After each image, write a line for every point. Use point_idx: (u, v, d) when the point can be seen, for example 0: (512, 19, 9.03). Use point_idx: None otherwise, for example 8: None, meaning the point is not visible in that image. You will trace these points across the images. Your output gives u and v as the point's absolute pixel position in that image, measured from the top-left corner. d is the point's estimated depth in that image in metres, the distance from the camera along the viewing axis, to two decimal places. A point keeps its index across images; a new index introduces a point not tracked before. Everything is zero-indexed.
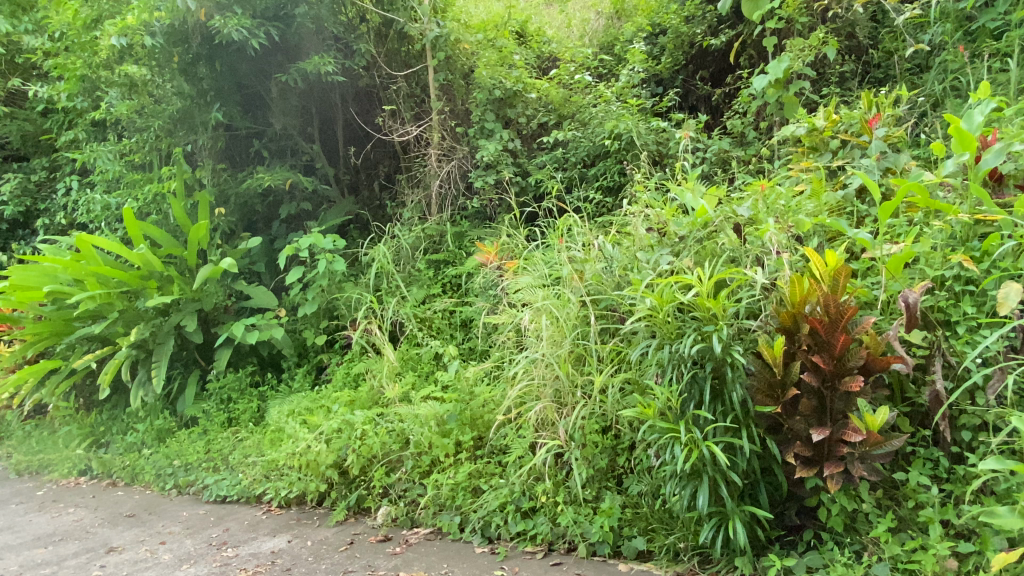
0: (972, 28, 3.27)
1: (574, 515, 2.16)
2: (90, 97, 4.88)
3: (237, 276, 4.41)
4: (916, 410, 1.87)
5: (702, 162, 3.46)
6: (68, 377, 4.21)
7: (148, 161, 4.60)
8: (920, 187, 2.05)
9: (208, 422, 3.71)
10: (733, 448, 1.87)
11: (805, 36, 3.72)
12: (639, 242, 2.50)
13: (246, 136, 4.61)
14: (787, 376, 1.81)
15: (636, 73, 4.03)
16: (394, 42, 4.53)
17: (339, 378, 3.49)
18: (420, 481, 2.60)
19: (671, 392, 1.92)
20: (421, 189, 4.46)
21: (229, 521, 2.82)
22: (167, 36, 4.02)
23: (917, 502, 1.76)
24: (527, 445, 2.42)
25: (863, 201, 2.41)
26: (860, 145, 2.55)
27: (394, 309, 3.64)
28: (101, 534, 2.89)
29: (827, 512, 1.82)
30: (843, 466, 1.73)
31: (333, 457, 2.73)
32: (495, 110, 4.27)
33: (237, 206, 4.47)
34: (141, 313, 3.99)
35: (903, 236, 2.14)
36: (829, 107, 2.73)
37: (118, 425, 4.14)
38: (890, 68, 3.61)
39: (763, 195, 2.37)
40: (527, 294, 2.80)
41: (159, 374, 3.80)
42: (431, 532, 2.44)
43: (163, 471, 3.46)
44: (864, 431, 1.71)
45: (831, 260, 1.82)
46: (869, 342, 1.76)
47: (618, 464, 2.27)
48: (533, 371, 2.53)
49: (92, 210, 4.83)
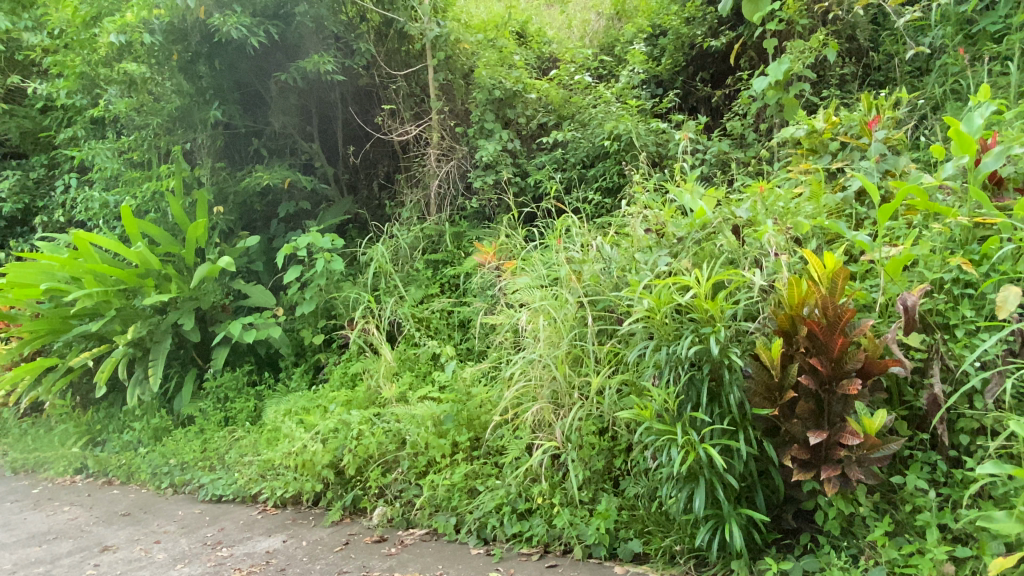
0: (972, 31, 3.24)
1: (570, 517, 2.15)
2: (88, 94, 4.87)
3: (235, 275, 4.39)
4: (914, 414, 1.86)
5: (701, 164, 3.45)
6: (64, 375, 4.20)
7: (147, 159, 4.59)
8: (920, 190, 2.04)
9: (204, 421, 3.70)
10: (730, 450, 1.86)
11: (805, 37, 3.72)
12: (638, 243, 2.49)
13: (244, 134, 4.60)
14: (784, 379, 1.80)
15: (636, 74, 4.02)
16: (394, 41, 4.52)
17: (336, 378, 3.48)
18: (416, 481, 2.59)
19: (668, 393, 1.91)
20: (420, 189, 4.45)
21: (224, 521, 2.81)
22: (167, 33, 4.01)
23: (914, 506, 1.75)
24: (523, 446, 2.40)
25: (862, 203, 2.40)
26: (860, 147, 2.55)
27: (391, 309, 3.64)
28: (96, 533, 2.88)
29: (824, 516, 1.81)
30: (841, 470, 1.72)
31: (329, 457, 2.73)
32: (494, 110, 4.27)
33: (236, 205, 4.46)
34: (138, 311, 3.98)
35: (902, 239, 2.14)
36: (829, 109, 2.73)
37: (114, 424, 4.12)
38: (891, 71, 3.61)
39: (762, 196, 2.37)
40: (525, 295, 2.79)
41: (155, 373, 3.78)
42: (426, 533, 2.43)
43: (159, 470, 3.45)
44: (861, 434, 1.69)
45: (830, 262, 1.81)
46: (866, 344, 1.75)
47: (614, 466, 2.26)
48: (531, 372, 2.53)
49: (91, 208, 4.81)
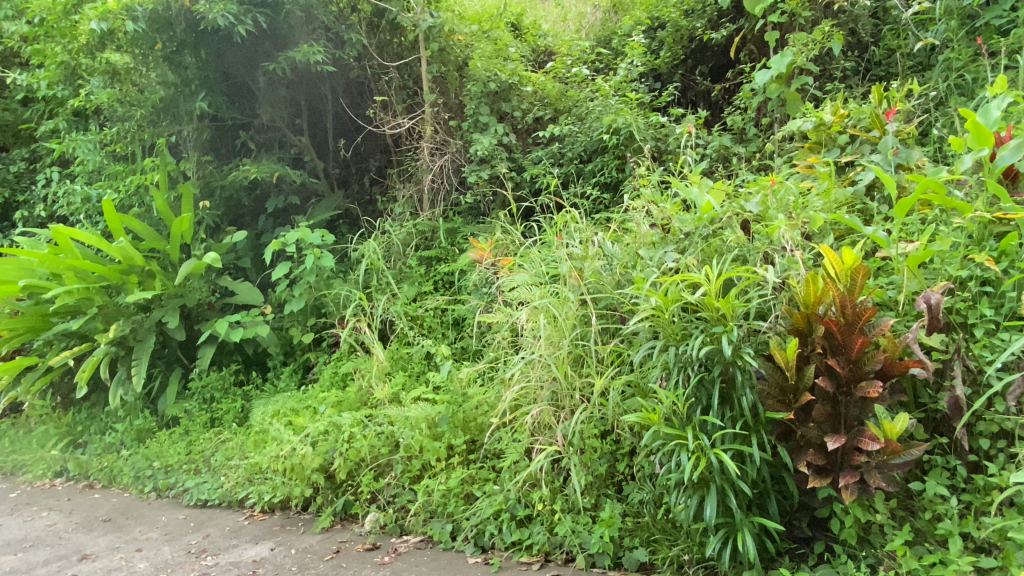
0: (975, 25, 3.18)
1: (572, 524, 2.06)
2: (70, 85, 4.71)
3: (221, 271, 4.26)
4: (931, 417, 1.79)
5: (703, 158, 3.34)
6: (44, 375, 4.04)
7: (130, 152, 4.44)
8: (938, 183, 1.96)
9: (190, 423, 3.57)
10: (743, 455, 1.77)
11: (807, 30, 3.64)
12: (641, 239, 2.39)
13: (232, 127, 4.47)
14: (799, 381, 1.72)
15: (635, 68, 3.91)
16: (386, 33, 4.40)
17: (326, 378, 3.36)
18: (410, 487, 2.49)
19: (677, 396, 1.81)
20: (412, 183, 4.33)
21: (210, 527, 2.70)
22: (150, 21, 3.85)
23: (934, 514, 1.68)
24: (522, 450, 2.31)
25: (872, 197, 2.33)
26: (870, 140, 2.48)
27: (383, 307, 3.53)
28: (75, 541, 2.75)
29: (840, 524, 1.73)
30: (859, 476, 1.65)
31: (319, 461, 2.62)
32: (489, 104, 4.16)
33: (223, 199, 4.33)
34: (121, 309, 3.83)
35: (917, 234, 2.06)
36: (838, 102, 2.68)
37: (96, 425, 3.98)
38: (892, 66, 3.53)
39: (771, 188, 2.29)
40: (523, 293, 2.69)
41: (139, 372, 3.65)
42: (421, 540, 2.33)
43: (142, 474, 3.32)
44: (881, 439, 1.62)
45: (848, 258, 1.74)
46: (886, 344, 1.67)
47: (617, 471, 2.17)
48: (530, 373, 2.42)
49: (73, 203, 4.65)
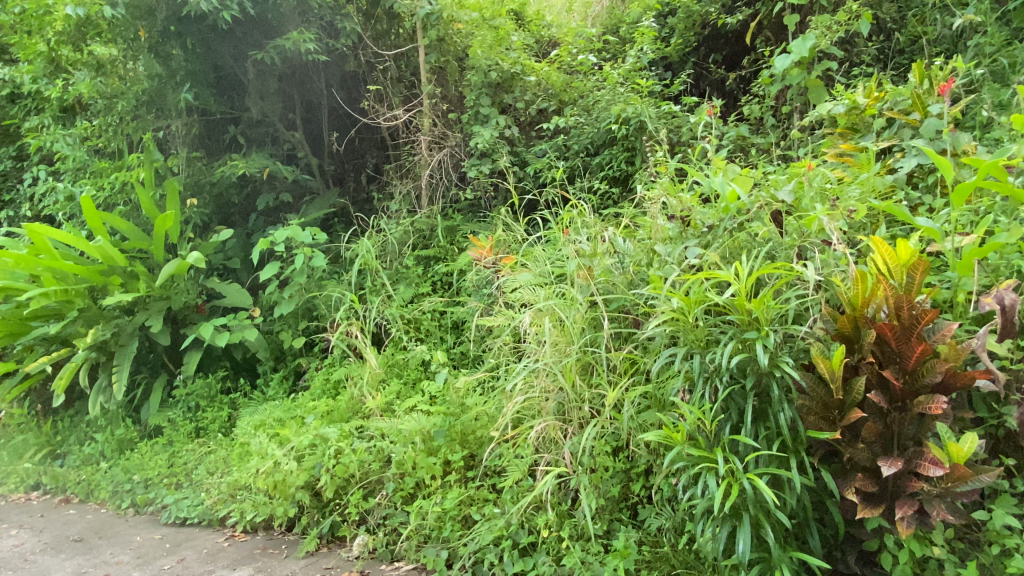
0: (1007, 8, 2.99)
1: (582, 555, 1.83)
2: (53, 78, 4.49)
3: (209, 272, 4.06)
4: (994, 435, 1.56)
5: (720, 148, 3.10)
6: (22, 382, 3.82)
7: (114, 147, 4.22)
8: (1000, 168, 1.69)
9: (173, 432, 3.36)
10: (780, 481, 1.55)
11: (829, 13, 3.41)
12: (655, 234, 2.16)
13: (220, 121, 4.26)
14: (846, 395, 1.51)
15: (645, 54, 3.65)
16: (382, 22, 4.17)
17: (317, 385, 3.14)
18: (403, 507, 2.26)
19: (704, 412, 1.59)
20: (410, 179, 4.12)
21: (186, 549, 2.47)
22: (131, 8, 3.63)
23: (1003, 549, 1.46)
24: (526, 468, 2.09)
25: (914, 185, 2.13)
26: (910, 124, 2.25)
27: (377, 309, 3.30)
28: (40, 564, 2.53)
29: (891, 559, 1.51)
30: (918, 506, 1.42)
31: (305, 478, 2.40)
32: (490, 95, 3.91)
33: (212, 197, 4.11)
34: (102, 312, 3.62)
35: (973, 225, 1.83)
36: (873, 83, 2.47)
37: (76, 435, 3.74)
38: (914, 54, 3.29)
39: (804, 176, 2.07)
40: (526, 294, 2.47)
41: (120, 379, 3.44)
42: (414, 568, 2.11)
43: (120, 488, 3.09)
44: (945, 464, 1.40)
45: (903, 252, 1.54)
46: (947, 352, 1.46)
47: (631, 492, 1.98)
48: (534, 382, 2.19)
49: (55, 201, 4.43)
